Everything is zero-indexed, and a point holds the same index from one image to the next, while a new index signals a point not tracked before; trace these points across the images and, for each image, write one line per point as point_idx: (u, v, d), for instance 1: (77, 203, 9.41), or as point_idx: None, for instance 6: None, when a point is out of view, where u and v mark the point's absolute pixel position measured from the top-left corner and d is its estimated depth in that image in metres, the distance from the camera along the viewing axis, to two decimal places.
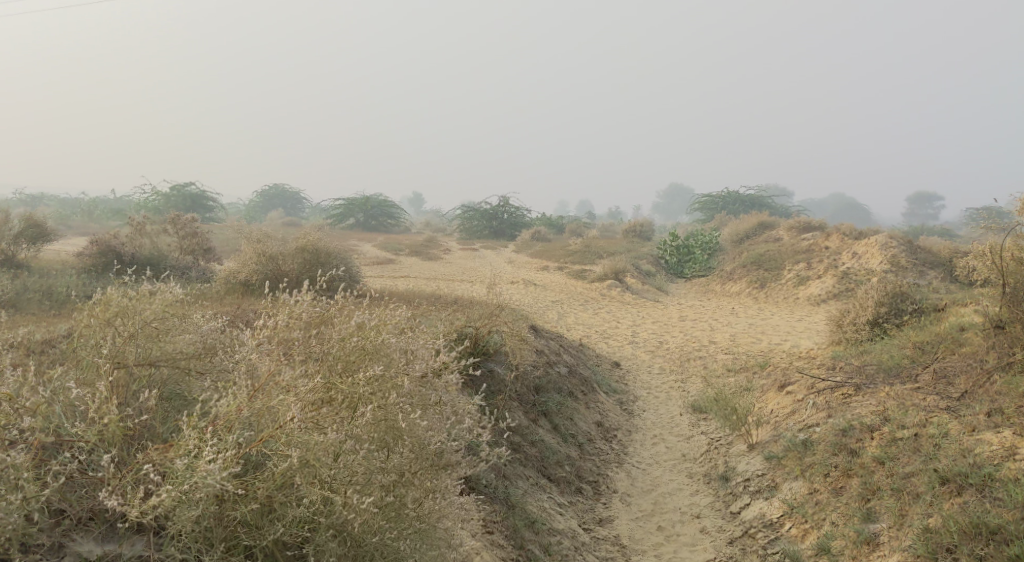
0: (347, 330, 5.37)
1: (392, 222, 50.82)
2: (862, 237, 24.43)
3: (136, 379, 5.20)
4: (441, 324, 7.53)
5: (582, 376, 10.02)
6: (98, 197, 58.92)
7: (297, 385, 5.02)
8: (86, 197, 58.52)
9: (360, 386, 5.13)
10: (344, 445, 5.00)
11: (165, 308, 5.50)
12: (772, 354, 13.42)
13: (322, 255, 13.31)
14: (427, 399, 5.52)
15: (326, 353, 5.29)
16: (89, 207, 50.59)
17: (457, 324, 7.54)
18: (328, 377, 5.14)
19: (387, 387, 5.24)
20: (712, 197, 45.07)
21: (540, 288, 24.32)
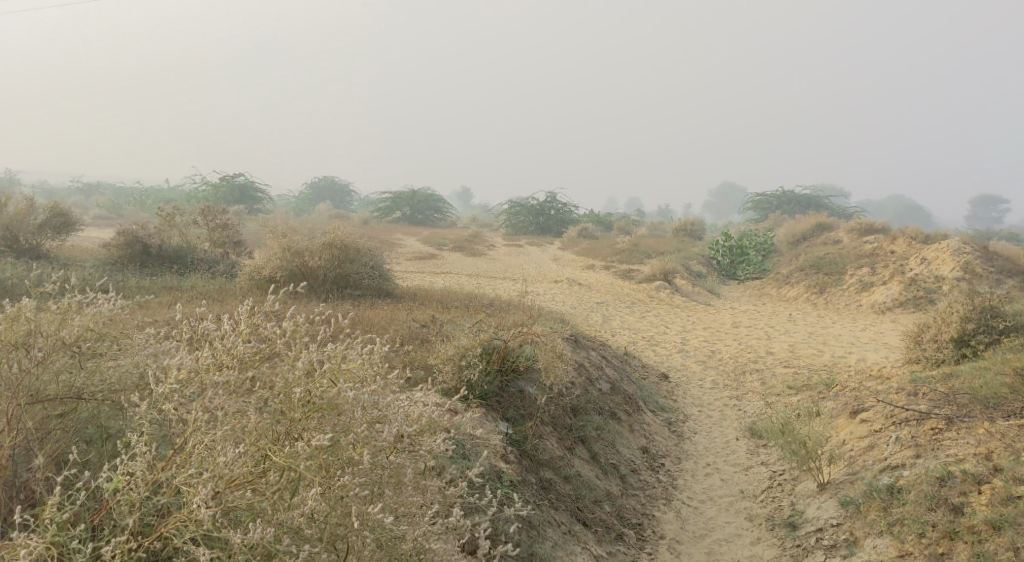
0: (294, 375, 4.68)
1: (437, 216, 50.18)
2: (931, 242, 23.00)
3: (54, 412, 4.81)
4: (464, 336, 6.60)
5: (629, 393, 9.01)
6: (151, 189, 59.44)
7: (221, 456, 4.39)
8: (139, 187, 59.01)
9: (299, 461, 4.45)
10: (278, 543, 4.38)
11: (92, 327, 4.89)
12: (837, 370, 12.25)
13: (351, 250, 12.44)
14: (398, 476, 4.77)
15: (263, 407, 4.62)
16: (138, 196, 50.73)
17: (484, 336, 6.60)
18: (264, 446, 4.49)
19: (337, 463, 4.58)
20: (767, 196, 43.44)
21: (586, 288, 23.25)
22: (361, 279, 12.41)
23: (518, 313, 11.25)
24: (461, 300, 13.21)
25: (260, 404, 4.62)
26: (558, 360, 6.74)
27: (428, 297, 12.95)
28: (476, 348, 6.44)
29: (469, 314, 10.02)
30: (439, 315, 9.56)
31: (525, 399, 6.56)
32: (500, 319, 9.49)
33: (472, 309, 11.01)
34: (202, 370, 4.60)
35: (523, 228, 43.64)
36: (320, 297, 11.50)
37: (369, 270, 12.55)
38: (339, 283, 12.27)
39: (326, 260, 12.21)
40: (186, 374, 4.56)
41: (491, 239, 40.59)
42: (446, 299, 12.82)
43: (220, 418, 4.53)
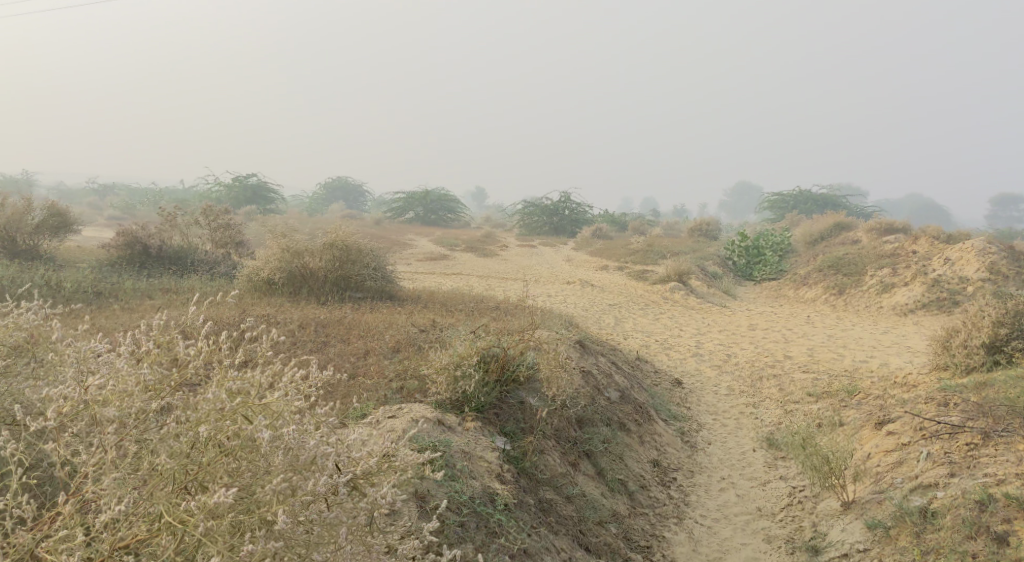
0: (203, 411, 4.38)
1: (450, 216, 49.81)
2: (954, 242, 22.40)
3: None
4: (460, 343, 6.17)
5: (639, 401, 8.54)
6: (165, 190, 59.37)
7: (109, 511, 4.09)
8: (152, 188, 58.97)
9: (197, 520, 4.09)
10: None
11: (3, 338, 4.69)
12: (859, 376, 11.72)
13: (352, 250, 12.00)
14: (332, 532, 4.31)
15: (167, 447, 4.31)
16: (152, 197, 50.62)
17: (482, 343, 6.18)
18: (162, 502, 4.15)
19: (246, 522, 4.19)
20: (783, 195, 42.79)
21: (599, 289, 22.75)
22: (363, 281, 11.99)
23: (523, 316, 10.81)
24: (467, 302, 12.76)
25: (164, 444, 4.31)
26: (563, 370, 6.29)
27: (433, 300, 12.51)
28: (471, 356, 6.01)
29: (473, 318, 9.57)
30: (441, 319, 9.13)
31: (526, 410, 6.11)
32: (505, 323, 9.05)
33: (476, 313, 10.57)
34: (91, 400, 4.35)
35: (537, 228, 43.17)
36: (320, 300, 11.09)
37: (371, 272, 12.11)
38: (340, 285, 11.85)
39: (327, 261, 11.78)
40: (73, 407, 4.32)
41: (504, 239, 40.13)
42: (451, 302, 12.38)
43: (114, 464, 4.22)
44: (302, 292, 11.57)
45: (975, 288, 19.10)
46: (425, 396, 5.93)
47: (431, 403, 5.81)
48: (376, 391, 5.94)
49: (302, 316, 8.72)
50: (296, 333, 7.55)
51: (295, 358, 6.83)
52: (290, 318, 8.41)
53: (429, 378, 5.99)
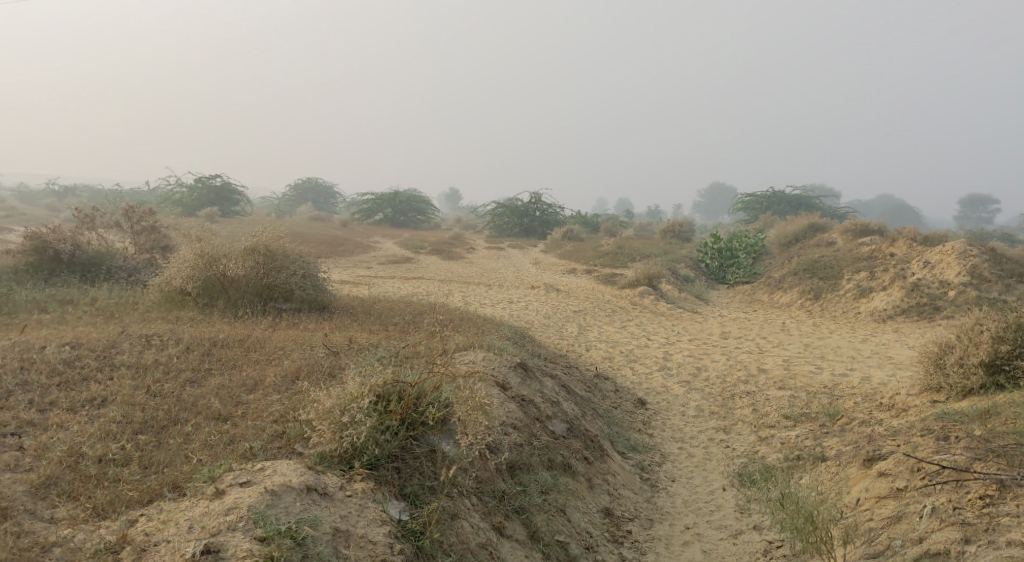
0: None
1: (421, 217, 48.52)
2: (933, 244, 21.47)
3: None
4: (349, 382, 5.49)
5: (591, 434, 7.38)
6: (128, 192, 57.42)
7: None
8: (115, 189, 56.96)
9: None
10: None
11: None
12: (841, 395, 10.62)
13: (277, 256, 10.71)
14: None
15: None
16: (109, 198, 48.72)
17: (377, 382, 5.43)
18: None
19: None
20: (756, 196, 41.81)
21: (565, 294, 21.54)
22: (290, 290, 10.68)
23: (465, 330, 9.64)
24: (409, 312, 11.55)
25: None
26: (483, 413, 5.50)
27: (371, 310, 11.26)
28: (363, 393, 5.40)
29: (406, 337, 8.37)
30: (366, 339, 7.93)
31: (438, 458, 5.44)
32: (437, 342, 7.87)
33: (412, 328, 9.36)
34: None
35: (507, 229, 41.85)
36: (236, 314, 9.80)
37: (298, 280, 10.73)
38: (263, 296, 10.55)
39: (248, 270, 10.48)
40: None
41: (473, 241, 38.76)
42: (390, 313, 11.15)
43: None
44: (219, 304, 10.24)
45: (957, 293, 18.17)
46: (307, 446, 5.37)
47: (311, 457, 5.25)
48: (246, 442, 5.44)
49: (198, 334, 7.51)
50: (174, 360, 6.39)
51: (156, 407, 5.79)
52: (181, 337, 7.22)
53: (312, 425, 5.42)
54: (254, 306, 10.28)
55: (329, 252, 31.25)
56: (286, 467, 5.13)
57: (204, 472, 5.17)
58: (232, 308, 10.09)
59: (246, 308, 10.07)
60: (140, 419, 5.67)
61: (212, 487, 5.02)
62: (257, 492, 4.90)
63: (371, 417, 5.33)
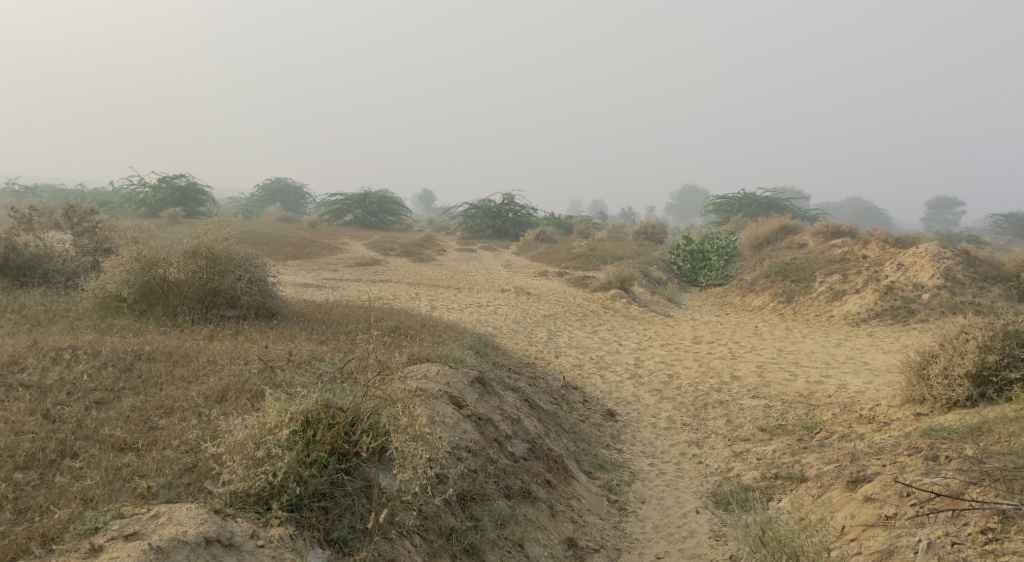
0: None
1: (391, 218, 47.70)
2: (906, 246, 21.16)
3: None
4: (268, 409, 5.16)
5: (555, 453, 6.80)
6: (93, 193, 56.01)
7: None
8: (80, 189, 55.54)
9: None
10: None
11: None
12: (818, 405, 10.13)
13: (222, 260, 10.05)
14: None
15: None
16: (72, 198, 47.43)
17: (299, 410, 5.11)
18: None
19: None
20: (727, 197, 41.51)
21: (535, 297, 20.97)
22: (236, 295, 10.01)
23: (420, 338, 9.07)
24: (365, 318, 10.91)
25: None
26: (423, 443, 5.17)
27: (324, 317, 10.61)
28: (281, 425, 5.09)
29: (354, 350, 7.75)
30: (310, 352, 7.30)
31: (372, 492, 5.14)
32: (388, 359, 7.27)
33: (365, 338, 8.74)
34: None
35: (479, 231, 41.19)
36: (174, 322, 9.13)
37: (244, 285, 10.05)
38: (205, 302, 9.88)
39: (190, 274, 9.82)
40: None
41: (444, 243, 38.07)
42: (344, 319, 10.51)
43: None
44: (158, 311, 9.57)
45: (931, 296, 17.84)
46: (216, 484, 5.02)
47: (221, 498, 4.91)
48: (147, 480, 5.05)
49: (121, 347, 6.86)
50: (80, 382, 5.95)
51: (45, 436, 5.38)
52: (100, 351, 6.59)
53: (220, 460, 5.07)
54: (196, 314, 9.62)
55: (294, 254, 30.44)
56: (183, 514, 4.71)
57: (83, 521, 4.72)
58: (172, 316, 9.43)
59: (186, 316, 9.43)
60: (27, 451, 5.24)
61: (88, 543, 4.58)
62: (139, 551, 4.50)
63: (290, 452, 5.01)
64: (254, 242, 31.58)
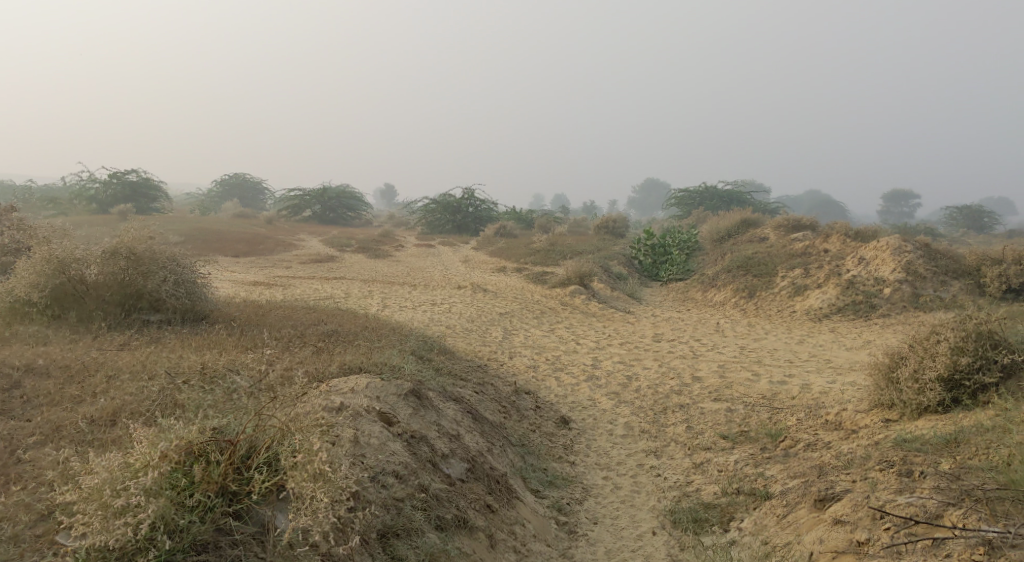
0: None
1: (350, 213, 46.76)
2: (867, 240, 20.93)
3: None
4: (136, 447, 4.69)
5: (498, 472, 6.20)
6: (43, 189, 54.28)
7: None
8: (30, 185, 53.76)
9: None
10: None
11: None
12: (781, 410, 9.67)
13: (144, 260, 9.24)
14: None
15: None
16: (19, 194, 45.79)
17: (167, 452, 4.65)
18: None
19: None
20: (689, 191, 41.27)
21: (493, 294, 20.35)
22: (159, 299, 9.26)
23: (357, 344, 8.43)
24: (304, 320, 10.23)
25: None
26: (325, 481, 4.64)
27: (258, 320, 9.90)
28: (154, 462, 4.62)
29: (281, 360, 7.08)
30: (228, 365, 6.63)
31: (268, 539, 4.70)
32: (316, 372, 6.64)
33: (296, 345, 8.07)
34: None
35: (439, 226, 40.41)
36: (88, 329, 8.38)
37: (169, 287, 9.30)
38: (125, 306, 9.12)
39: (108, 276, 9.05)
40: None
41: (403, 238, 37.26)
42: (280, 322, 9.80)
43: None
44: (72, 317, 8.81)
45: (892, 290, 17.58)
46: (70, 537, 4.57)
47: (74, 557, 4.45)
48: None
49: (11, 360, 6.14)
50: None
51: None
52: None
53: (74, 509, 4.59)
54: (115, 322, 8.83)
55: (246, 251, 29.47)
56: None
57: None
58: (87, 323, 8.65)
59: (101, 322, 8.67)
60: None
61: None
62: None
63: (161, 497, 4.54)
64: (205, 240, 30.51)
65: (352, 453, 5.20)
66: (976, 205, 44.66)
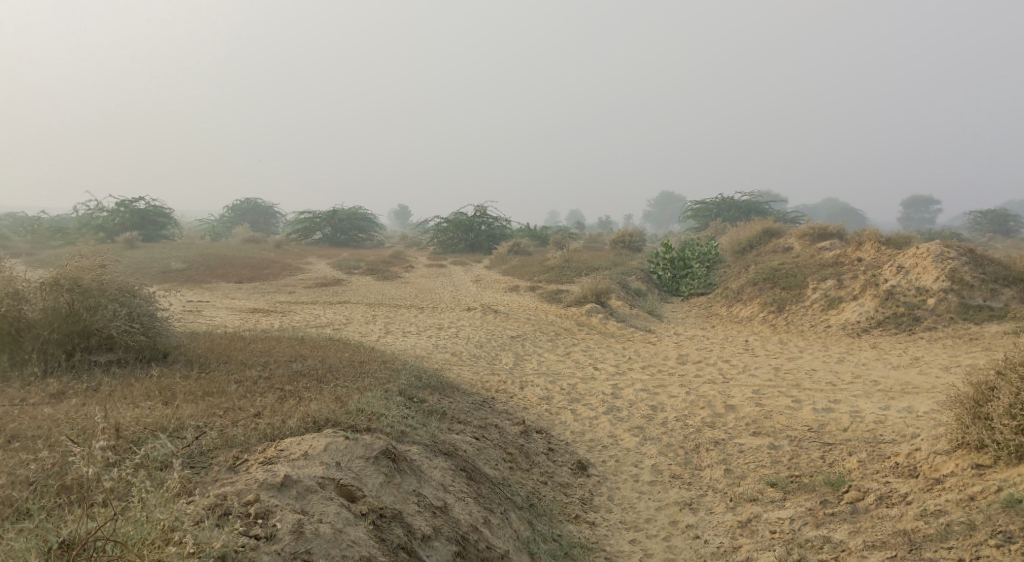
0: None
1: (361, 235, 45.72)
2: (903, 246, 19.48)
3: None
4: None
5: (498, 552, 4.97)
6: (56, 220, 53.61)
7: None
8: (43, 216, 53.06)
9: None
10: None
11: None
12: (833, 448, 8.27)
13: (91, 290, 8.07)
14: None
15: None
16: (30, 224, 44.89)
17: None
18: None
19: None
20: (705, 203, 39.88)
21: (504, 316, 19.02)
22: (111, 336, 8.05)
23: (332, 385, 7.15)
24: (281, 355, 8.96)
25: None
26: None
27: (228, 356, 8.63)
28: None
29: (231, 417, 5.80)
30: (157, 428, 5.33)
31: None
32: (272, 432, 5.40)
33: (260, 389, 6.80)
34: None
35: (451, 245, 39.19)
36: (20, 377, 7.22)
37: (121, 321, 8.08)
38: (70, 346, 7.93)
39: (49, 311, 7.85)
40: None
41: (413, 259, 36.02)
42: (252, 358, 8.54)
43: None
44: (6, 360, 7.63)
45: (937, 301, 16.12)
46: None
47: None
48: None
49: None
50: None
51: None
52: None
53: None
54: (55, 365, 7.66)
55: (251, 276, 28.32)
56: None
57: None
58: (21, 369, 7.49)
59: (37, 368, 7.49)
60: None
61: None
62: None
63: None
64: (210, 266, 29.42)
65: (293, 552, 4.24)
66: (1002, 209, 42.93)
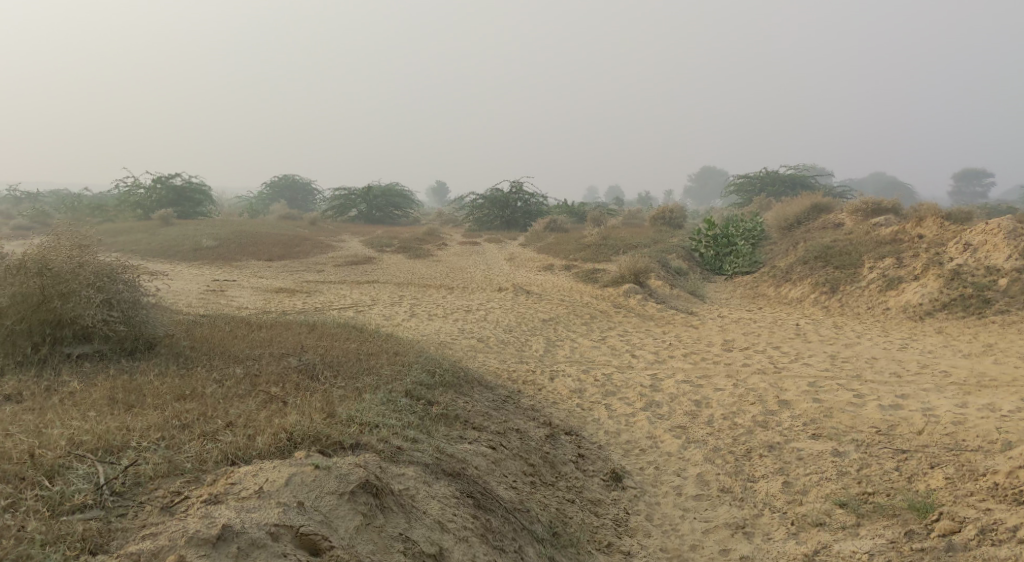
0: None
1: (395, 211, 44.77)
2: (967, 222, 18.00)
3: None
4: None
5: None
6: (95, 198, 53.52)
7: None
8: (83, 194, 53.02)
9: None
10: None
11: None
12: (908, 458, 7.15)
13: (61, 273, 7.16)
14: None
15: None
16: (69, 202, 44.76)
17: None
18: None
19: None
20: (749, 177, 38.26)
21: (537, 297, 17.95)
22: (86, 325, 7.18)
23: (323, 385, 6.17)
24: (280, 346, 8.03)
25: None
26: None
27: (220, 346, 7.71)
28: None
29: (194, 433, 4.96)
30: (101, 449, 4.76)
31: None
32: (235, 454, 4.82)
33: (242, 392, 5.85)
34: None
35: (486, 222, 38.09)
36: None
37: (97, 308, 7.20)
38: (40, 337, 7.09)
39: (15, 299, 6.99)
40: None
41: (447, 236, 35.00)
42: (246, 350, 7.62)
43: None
44: None
45: (1009, 282, 14.70)
46: None
47: None
48: None
49: None
50: None
51: None
52: None
53: None
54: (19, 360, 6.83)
55: (281, 255, 27.53)
56: None
57: None
58: None
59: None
60: None
61: None
62: None
63: None
64: (241, 243, 28.68)
65: None
66: None
